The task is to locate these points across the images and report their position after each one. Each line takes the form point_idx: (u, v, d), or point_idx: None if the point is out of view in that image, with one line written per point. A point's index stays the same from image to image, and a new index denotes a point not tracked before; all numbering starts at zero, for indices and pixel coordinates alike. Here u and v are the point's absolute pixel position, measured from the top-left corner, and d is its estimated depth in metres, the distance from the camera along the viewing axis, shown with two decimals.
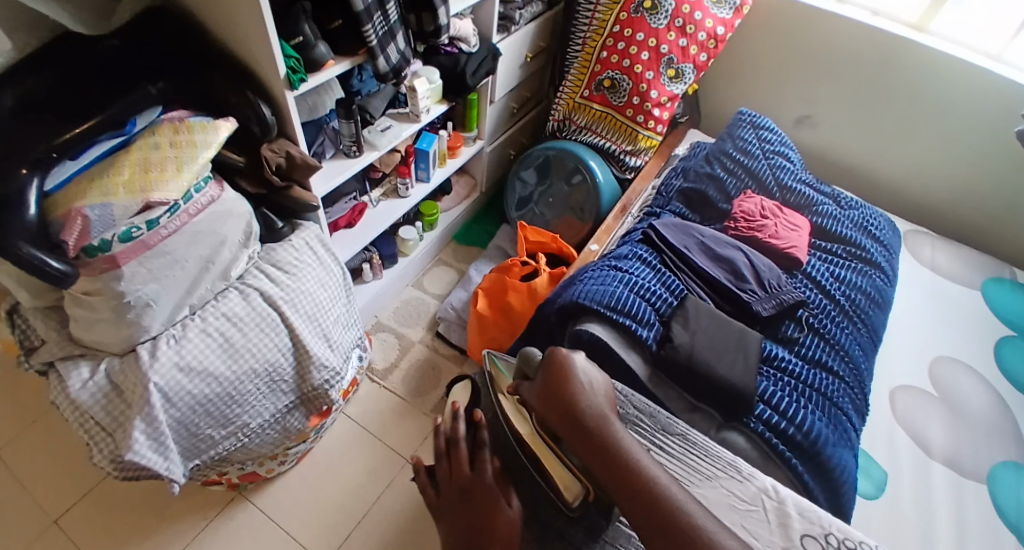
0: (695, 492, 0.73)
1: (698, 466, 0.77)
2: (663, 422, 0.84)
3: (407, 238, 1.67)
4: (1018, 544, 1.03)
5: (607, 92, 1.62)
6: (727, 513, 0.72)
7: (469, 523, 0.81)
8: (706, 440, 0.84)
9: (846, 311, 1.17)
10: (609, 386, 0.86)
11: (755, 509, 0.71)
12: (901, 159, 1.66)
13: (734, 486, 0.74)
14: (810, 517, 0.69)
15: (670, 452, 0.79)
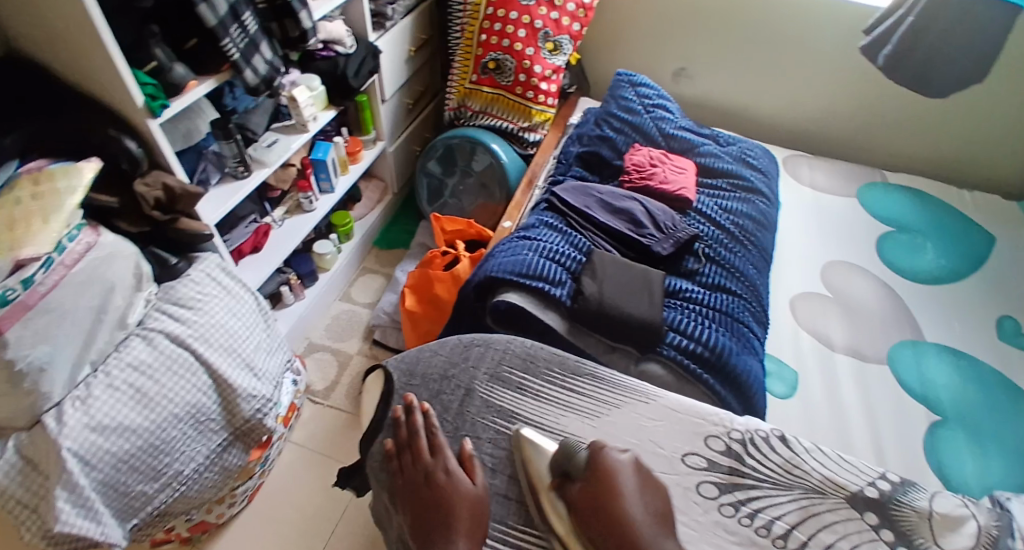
0: (604, 422, 0.84)
1: (605, 396, 0.86)
2: (571, 365, 0.90)
3: (323, 252, 1.63)
4: (927, 410, 1.15)
5: (494, 74, 1.65)
6: (637, 432, 0.82)
7: (433, 507, 0.75)
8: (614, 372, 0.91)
9: (735, 236, 1.26)
10: (516, 342, 0.93)
11: (660, 423, 0.83)
12: (770, 93, 1.78)
13: (641, 408, 0.84)
14: (714, 419, 0.83)
15: (580, 392, 0.87)
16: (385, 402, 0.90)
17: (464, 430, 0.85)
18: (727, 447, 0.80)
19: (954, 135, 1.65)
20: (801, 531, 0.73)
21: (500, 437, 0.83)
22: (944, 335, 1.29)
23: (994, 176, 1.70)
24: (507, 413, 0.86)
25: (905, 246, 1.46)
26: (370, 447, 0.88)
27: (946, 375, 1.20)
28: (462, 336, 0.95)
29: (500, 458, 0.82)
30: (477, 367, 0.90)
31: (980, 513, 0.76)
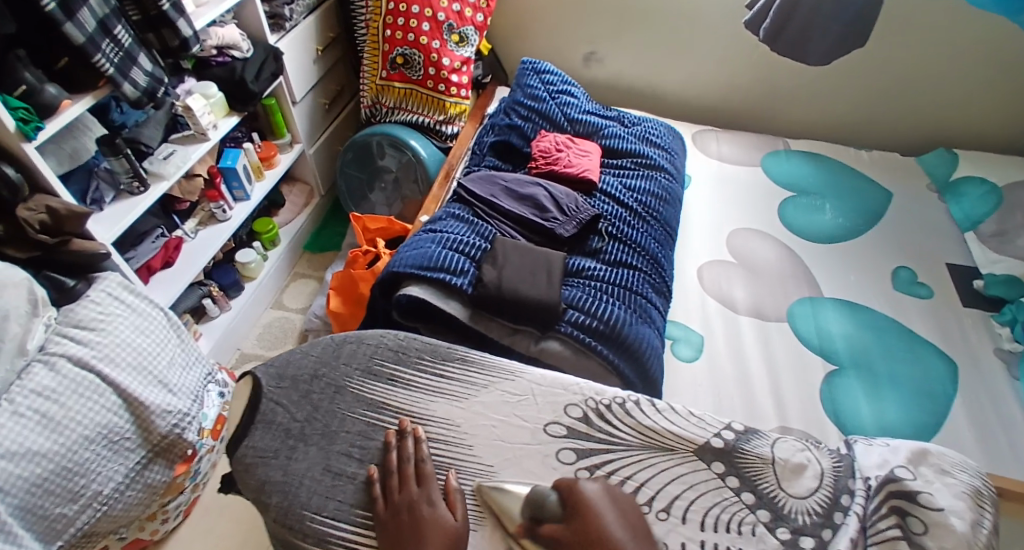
0: (473, 402, 0.81)
1: (474, 377, 0.83)
2: (442, 351, 0.86)
3: (246, 261, 1.57)
4: (823, 360, 1.22)
5: (403, 69, 1.55)
6: (500, 407, 0.80)
7: (408, 541, 0.67)
8: (484, 353, 0.88)
9: (637, 214, 1.31)
10: (390, 335, 0.88)
11: (524, 397, 0.81)
12: (677, 72, 1.83)
13: (505, 384, 0.82)
14: (574, 387, 0.82)
15: (450, 377, 0.83)
16: (249, 409, 0.82)
17: (333, 428, 0.79)
18: (583, 413, 0.79)
19: (849, 99, 1.75)
20: (654, 486, 0.73)
21: (368, 428, 0.79)
22: (839, 288, 1.37)
23: (894, 134, 1.80)
24: (379, 407, 0.80)
25: (806, 208, 1.56)
26: (242, 450, 0.79)
27: (840, 323, 1.29)
28: (335, 334, 0.89)
29: (366, 449, 0.78)
30: (348, 364, 0.84)
31: (823, 457, 0.76)
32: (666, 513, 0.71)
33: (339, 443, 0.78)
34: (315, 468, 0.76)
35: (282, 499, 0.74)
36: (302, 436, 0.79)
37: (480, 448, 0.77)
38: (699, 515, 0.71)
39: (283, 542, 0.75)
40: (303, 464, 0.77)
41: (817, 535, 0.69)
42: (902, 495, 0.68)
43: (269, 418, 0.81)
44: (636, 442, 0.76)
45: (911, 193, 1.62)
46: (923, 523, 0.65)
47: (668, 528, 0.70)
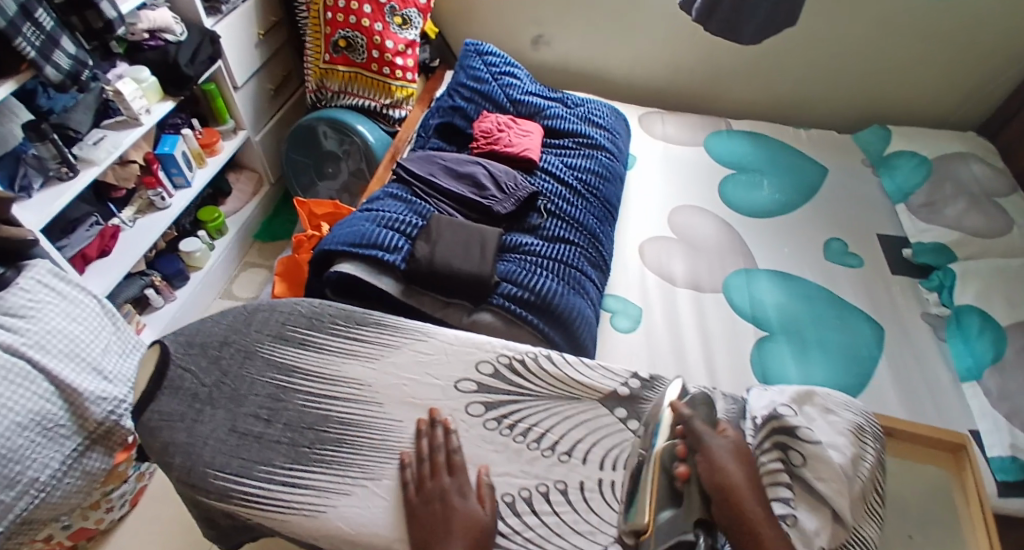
0: (385, 362, 0.82)
1: (388, 339, 0.85)
2: (357, 316, 0.87)
3: (192, 250, 1.54)
4: (755, 328, 1.26)
5: (346, 52, 1.54)
6: (411, 367, 0.82)
7: (440, 528, 0.67)
8: (400, 318, 0.90)
9: (578, 191, 1.33)
10: (305, 303, 0.89)
11: (435, 356, 0.83)
12: (623, 54, 1.86)
13: (418, 344, 0.84)
14: (485, 345, 0.85)
15: (363, 340, 0.84)
16: (156, 377, 0.81)
17: (241, 391, 0.79)
18: (494, 370, 0.82)
19: (788, 78, 1.80)
20: (557, 433, 0.78)
21: (278, 392, 0.79)
22: (774, 259, 1.42)
23: (831, 112, 1.86)
24: (286, 370, 0.81)
25: (745, 185, 1.60)
26: (146, 415, 0.78)
27: (771, 294, 1.34)
28: (249, 303, 0.89)
29: (273, 410, 0.78)
30: (259, 330, 0.85)
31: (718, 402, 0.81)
32: (568, 456, 0.76)
33: (247, 405, 0.78)
34: (221, 430, 0.76)
35: (187, 459, 0.74)
36: (209, 400, 0.79)
37: (391, 406, 0.79)
38: (599, 456, 0.76)
39: (191, 501, 0.74)
40: (209, 427, 0.76)
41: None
42: (786, 432, 0.74)
43: (176, 384, 0.80)
44: (544, 394, 0.81)
45: (845, 167, 1.68)
46: (802, 456, 0.72)
47: (569, 470, 0.75)
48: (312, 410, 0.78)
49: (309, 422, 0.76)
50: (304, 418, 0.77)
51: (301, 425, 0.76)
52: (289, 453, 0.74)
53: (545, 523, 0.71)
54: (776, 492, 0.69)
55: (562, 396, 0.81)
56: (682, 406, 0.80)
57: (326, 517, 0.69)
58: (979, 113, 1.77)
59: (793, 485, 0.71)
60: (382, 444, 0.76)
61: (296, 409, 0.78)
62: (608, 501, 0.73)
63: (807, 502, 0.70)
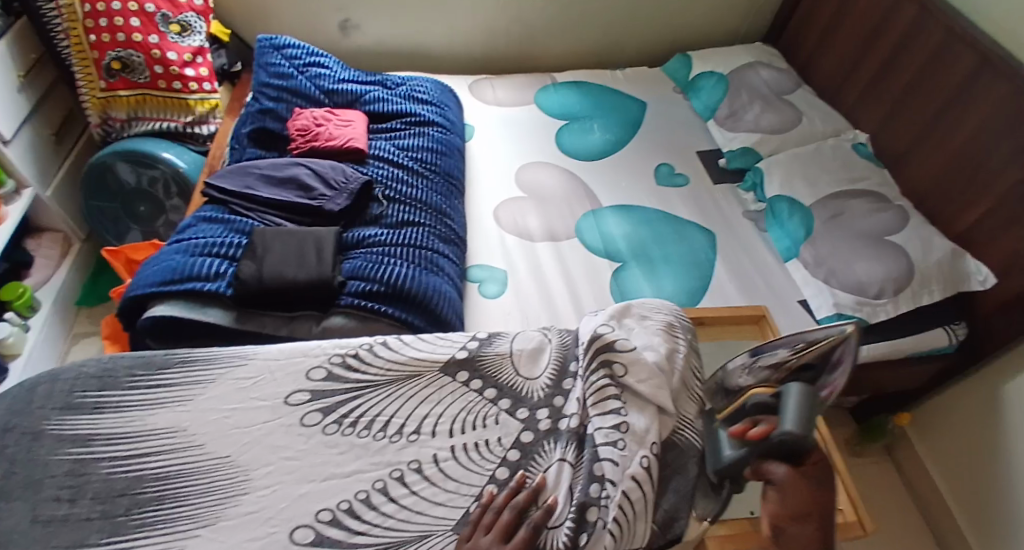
0: (201, 400, 0.77)
1: (197, 376, 0.80)
2: (156, 361, 0.80)
3: (2, 337, 1.34)
4: (610, 261, 1.35)
5: (125, 75, 1.39)
6: (233, 395, 0.78)
7: None
8: (208, 349, 0.85)
9: (415, 171, 1.32)
10: (91, 362, 0.80)
11: (256, 378, 0.80)
12: (437, 26, 1.84)
13: (235, 372, 0.80)
14: (315, 351, 0.83)
15: (169, 384, 0.78)
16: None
17: (37, 475, 0.70)
18: (329, 372, 0.81)
19: (596, 22, 1.89)
20: (402, 416, 0.78)
21: (78, 466, 0.71)
22: (617, 195, 1.51)
23: (641, 47, 1.99)
24: (84, 440, 0.73)
25: (578, 130, 1.68)
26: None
27: (618, 226, 1.42)
28: (23, 381, 0.78)
29: (77, 487, 0.69)
30: (42, 407, 0.75)
31: (554, 336, 0.88)
32: (417, 434, 0.77)
33: (45, 489, 0.69)
34: (22, 522, 0.66)
35: None
36: (2, 494, 0.68)
37: (213, 444, 0.74)
38: (447, 425, 0.78)
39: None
40: (8, 522, 0.67)
41: (550, 404, 0.81)
42: (608, 350, 0.81)
43: None
44: (384, 378, 0.81)
45: (659, 96, 1.82)
46: (624, 366, 0.79)
47: (419, 448, 0.75)
48: (121, 475, 0.70)
49: (120, 489, 0.69)
50: (114, 486, 0.69)
51: (111, 495, 0.69)
52: (105, 527, 0.67)
53: (404, 506, 0.70)
54: (606, 407, 0.77)
55: (414, 373, 0.82)
56: (524, 351, 0.85)
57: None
58: (761, 24, 1.98)
59: (622, 395, 0.78)
60: (209, 485, 0.70)
61: (102, 479, 0.70)
62: (464, 464, 0.75)
63: (637, 404, 0.78)
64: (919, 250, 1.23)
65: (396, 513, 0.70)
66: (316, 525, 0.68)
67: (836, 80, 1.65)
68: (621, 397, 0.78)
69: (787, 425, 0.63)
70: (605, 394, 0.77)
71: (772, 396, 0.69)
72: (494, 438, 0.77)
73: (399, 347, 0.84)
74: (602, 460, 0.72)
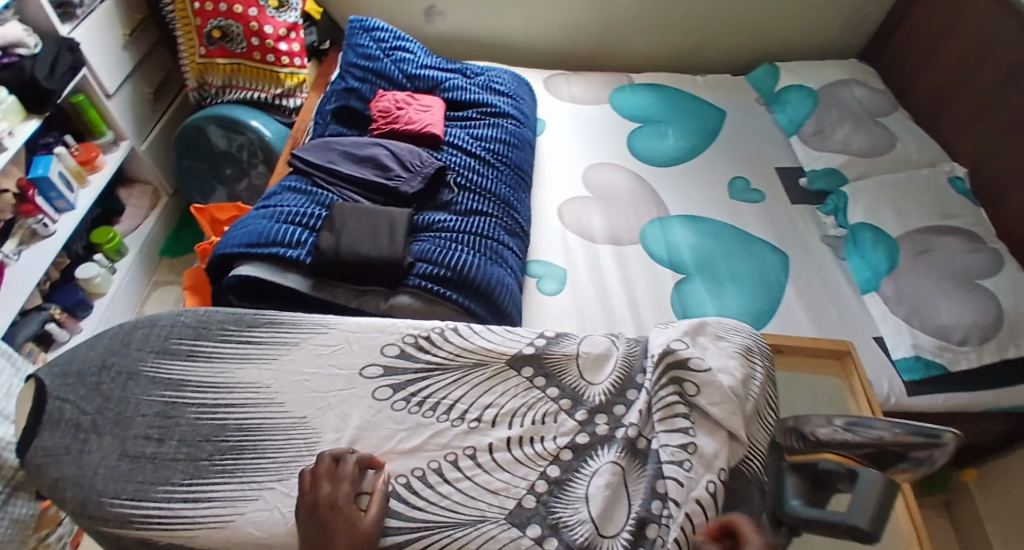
0: (284, 361, 0.81)
1: (284, 337, 0.83)
2: (247, 319, 0.85)
3: (88, 276, 1.42)
4: (673, 272, 1.32)
5: (223, 43, 1.45)
6: (314, 361, 0.81)
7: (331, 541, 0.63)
8: (294, 314, 0.88)
9: (486, 161, 1.33)
10: (187, 313, 0.84)
11: (336, 347, 0.83)
12: (518, 18, 1.83)
13: (318, 338, 0.84)
14: (390, 328, 0.85)
15: (256, 342, 0.82)
16: (32, 416, 0.74)
17: (127, 413, 0.75)
18: (400, 350, 0.83)
19: (682, 25, 1.84)
20: (465, 402, 0.79)
21: (168, 408, 0.76)
22: (686, 205, 1.47)
23: (726, 54, 1.92)
24: (177, 384, 0.78)
25: (652, 134, 1.65)
26: (27, 454, 0.72)
27: (684, 236, 1.39)
28: (125, 321, 0.84)
29: (166, 428, 0.74)
30: (139, 348, 0.80)
31: (621, 345, 0.88)
32: (477, 421, 0.77)
33: (135, 427, 0.74)
34: (110, 457, 0.71)
35: (78, 491, 0.69)
36: (94, 428, 0.74)
37: (292, 402, 0.77)
38: (507, 417, 0.78)
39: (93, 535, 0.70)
40: (98, 455, 0.72)
41: (611, 412, 0.80)
42: (678, 364, 0.79)
43: (57, 417, 0.74)
44: (454, 364, 0.82)
45: (741, 107, 1.75)
46: (696, 386, 0.77)
47: (479, 434, 0.76)
48: (206, 422, 0.75)
49: (206, 434, 0.73)
50: (199, 431, 0.74)
51: (196, 439, 0.73)
52: (188, 469, 0.71)
53: (460, 489, 0.71)
54: (675, 423, 0.74)
55: (480, 362, 0.83)
56: (589, 355, 0.85)
57: (231, 528, 0.66)
58: (858, 39, 1.87)
59: (691, 414, 0.76)
60: (287, 442, 0.74)
61: (190, 423, 0.75)
62: (517, 458, 0.75)
63: (705, 427, 0.75)
64: (1013, 297, 1.15)
65: (450, 495, 0.70)
66: (377, 497, 0.69)
67: (936, 106, 1.55)
68: (689, 417, 0.75)
69: (861, 506, 0.64)
70: (674, 410, 0.75)
71: (842, 466, 0.69)
72: (550, 437, 0.77)
73: (465, 337, 0.85)
74: (667, 479, 0.70)
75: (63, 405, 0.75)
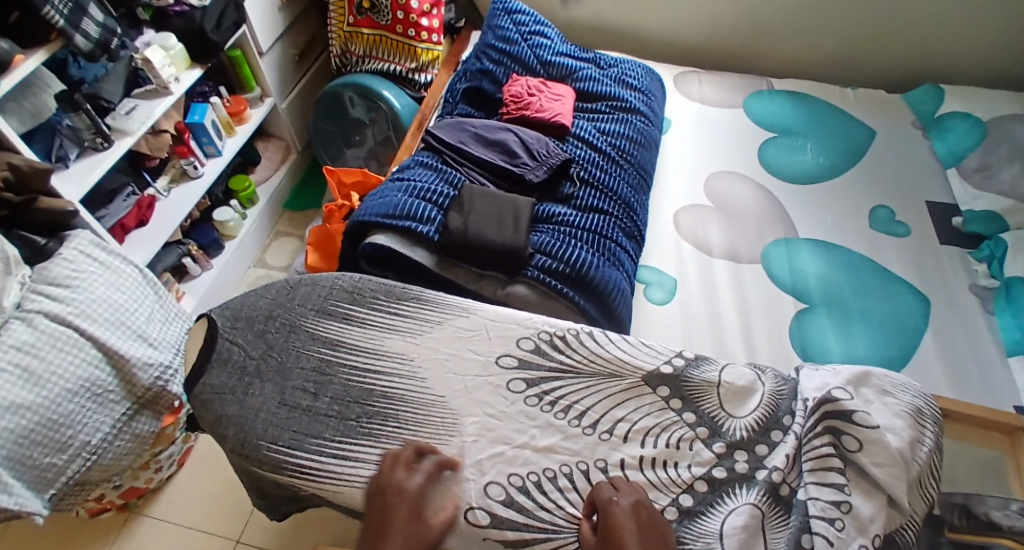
0: (427, 337, 0.87)
1: (427, 315, 0.89)
2: (396, 291, 0.92)
3: (224, 219, 1.55)
4: (795, 300, 1.23)
5: (370, 14, 1.50)
6: (453, 341, 0.86)
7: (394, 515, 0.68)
8: (438, 293, 0.94)
9: (611, 158, 1.29)
10: (345, 278, 0.94)
11: (475, 332, 0.87)
12: (656, 11, 1.77)
13: (459, 321, 0.88)
14: (525, 321, 0.88)
15: (402, 315, 0.89)
16: (206, 349, 0.89)
17: (288, 364, 0.86)
18: (535, 345, 0.85)
19: (836, 34, 1.70)
20: (597, 411, 0.80)
21: (324, 365, 0.85)
22: (816, 229, 1.37)
23: (880, 69, 1.76)
24: (332, 343, 0.87)
25: (786, 148, 1.54)
26: (199, 386, 0.85)
27: (814, 265, 1.29)
28: (289, 278, 0.95)
29: (320, 384, 0.84)
30: (302, 305, 0.91)
31: (767, 381, 0.83)
32: (608, 434, 0.78)
33: (294, 379, 0.84)
34: (272, 403, 0.83)
35: (239, 430, 0.81)
36: (257, 373, 0.86)
37: (432, 380, 0.83)
38: (639, 434, 0.79)
39: (245, 471, 0.82)
40: (260, 399, 0.83)
41: (752, 450, 0.77)
42: (838, 415, 0.75)
43: (225, 357, 0.87)
44: (589, 371, 0.84)
45: (893, 129, 1.60)
46: (858, 441, 0.72)
47: (610, 448, 0.77)
48: (356, 384, 0.83)
49: (355, 396, 0.82)
50: (349, 392, 0.82)
51: (347, 399, 0.82)
52: (338, 426, 0.80)
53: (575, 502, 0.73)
54: (828, 476, 0.72)
55: (614, 374, 0.83)
56: (730, 387, 0.82)
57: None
58: None
59: (845, 469, 0.72)
60: (423, 417, 0.80)
61: (342, 382, 0.84)
62: (652, 481, 0.75)
63: (862, 487, 0.71)
64: None
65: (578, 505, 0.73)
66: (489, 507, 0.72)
67: None
68: (845, 473, 0.72)
69: None
70: (829, 463, 0.72)
71: None
72: (685, 463, 0.76)
73: (598, 344, 0.86)
74: (814, 534, 0.68)
75: (232, 346, 0.89)
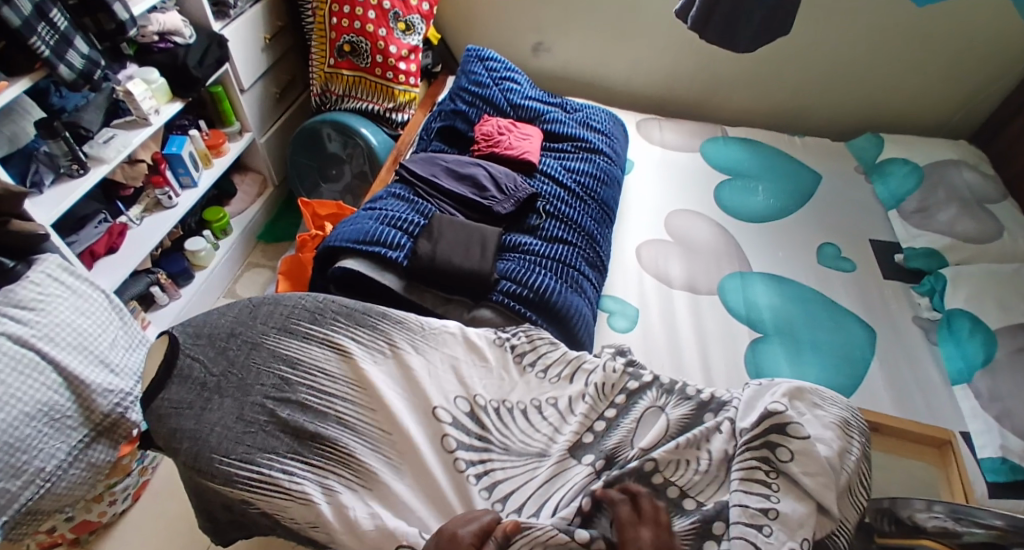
0: (381, 365, 0.91)
1: (386, 340, 0.93)
2: (357, 315, 0.94)
3: (196, 249, 1.56)
4: (750, 329, 1.29)
5: (350, 57, 1.57)
6: (396, 384, 0.90)
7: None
8: (399, 313, 0.98)
9: (576, 194, 1.36)
10: (309, 298, 0.96)
11: (425, 371, 0.91)
12: (620, 63, 1.89)
13: (409, 355, 0.92)
14: (456, 388, 0.91)
15: (361, 338, 0.92)
16: (165, 365, 0.89)
17: (248, 381, 0.87)
18: (467, 411, 0.89)
19: (784, 87, 1.84)
20: (520, 494, 0.81)
21: (283, 383, 0.87)
22: (770, 263, 1.44)
23: (827, 118, 1.89)
24: (292, 361, 0.89)
25: (740, 189, 1.63)
26: (156, 400, 0.87)
27: (767, 296, 1.36)
28: (252, 298, 0.97)
29: (279, 400, 0.86)
30: (264, 323, 0.92)
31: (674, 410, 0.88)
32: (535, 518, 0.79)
33: (253, 395, 0.86)
34: (228, 418, 0.84)
35: (193, 444, 0.82)
36: (216, 389, 0.87)
37: (385, 404, 0.87)
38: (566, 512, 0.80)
39: (193, 484, 0.83)
40: (216, 414, 0.85)
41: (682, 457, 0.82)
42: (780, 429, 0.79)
43: (185, 373, 0.88)
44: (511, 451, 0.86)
45: (840, 173, 1.72)
46: (790, 452, 0.77)
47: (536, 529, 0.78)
48: (313, 405, 0.86)
49: (310, 417, 0.84)
50: (306, 412, 0.85)
51: (303, 418, 0.84)
52: (291, 444, 0.82)
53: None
54: (754, 486, 0.76)
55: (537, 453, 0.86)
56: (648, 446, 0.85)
57: (319, 509, 0.77)
58: (974, 119, 1.79)
59: (780, 478, 0.76)
60: (375, 442, 0.84)
61: (299, 401, 0.86)
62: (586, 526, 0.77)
63: (795, 493, 0.76)
64: None
65: None
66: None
67: None
68: (773, 483, 0.76)
69: None
70: (756, 474, 0.77)
71: None
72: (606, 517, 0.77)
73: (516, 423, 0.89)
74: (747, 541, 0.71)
75: (191, 361, 0.90)
